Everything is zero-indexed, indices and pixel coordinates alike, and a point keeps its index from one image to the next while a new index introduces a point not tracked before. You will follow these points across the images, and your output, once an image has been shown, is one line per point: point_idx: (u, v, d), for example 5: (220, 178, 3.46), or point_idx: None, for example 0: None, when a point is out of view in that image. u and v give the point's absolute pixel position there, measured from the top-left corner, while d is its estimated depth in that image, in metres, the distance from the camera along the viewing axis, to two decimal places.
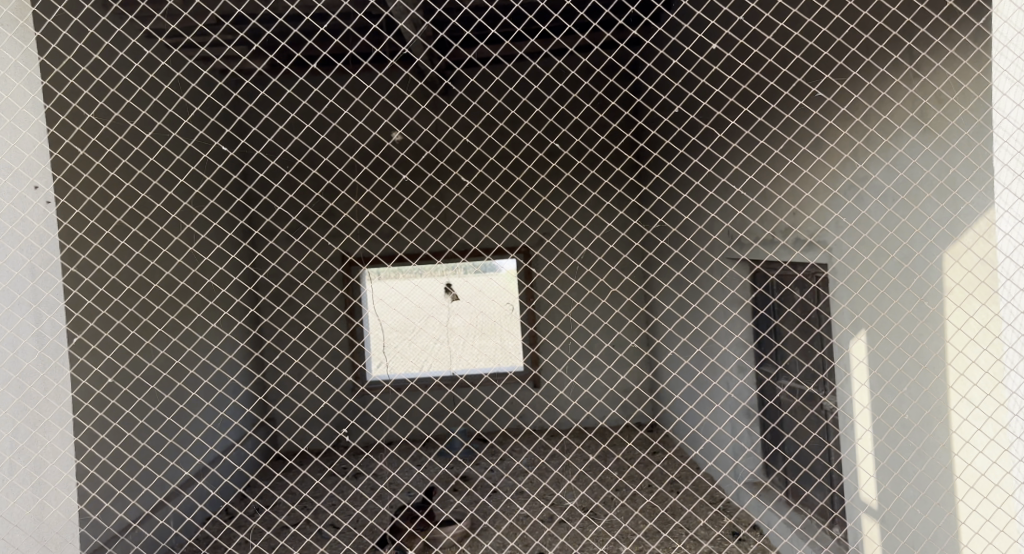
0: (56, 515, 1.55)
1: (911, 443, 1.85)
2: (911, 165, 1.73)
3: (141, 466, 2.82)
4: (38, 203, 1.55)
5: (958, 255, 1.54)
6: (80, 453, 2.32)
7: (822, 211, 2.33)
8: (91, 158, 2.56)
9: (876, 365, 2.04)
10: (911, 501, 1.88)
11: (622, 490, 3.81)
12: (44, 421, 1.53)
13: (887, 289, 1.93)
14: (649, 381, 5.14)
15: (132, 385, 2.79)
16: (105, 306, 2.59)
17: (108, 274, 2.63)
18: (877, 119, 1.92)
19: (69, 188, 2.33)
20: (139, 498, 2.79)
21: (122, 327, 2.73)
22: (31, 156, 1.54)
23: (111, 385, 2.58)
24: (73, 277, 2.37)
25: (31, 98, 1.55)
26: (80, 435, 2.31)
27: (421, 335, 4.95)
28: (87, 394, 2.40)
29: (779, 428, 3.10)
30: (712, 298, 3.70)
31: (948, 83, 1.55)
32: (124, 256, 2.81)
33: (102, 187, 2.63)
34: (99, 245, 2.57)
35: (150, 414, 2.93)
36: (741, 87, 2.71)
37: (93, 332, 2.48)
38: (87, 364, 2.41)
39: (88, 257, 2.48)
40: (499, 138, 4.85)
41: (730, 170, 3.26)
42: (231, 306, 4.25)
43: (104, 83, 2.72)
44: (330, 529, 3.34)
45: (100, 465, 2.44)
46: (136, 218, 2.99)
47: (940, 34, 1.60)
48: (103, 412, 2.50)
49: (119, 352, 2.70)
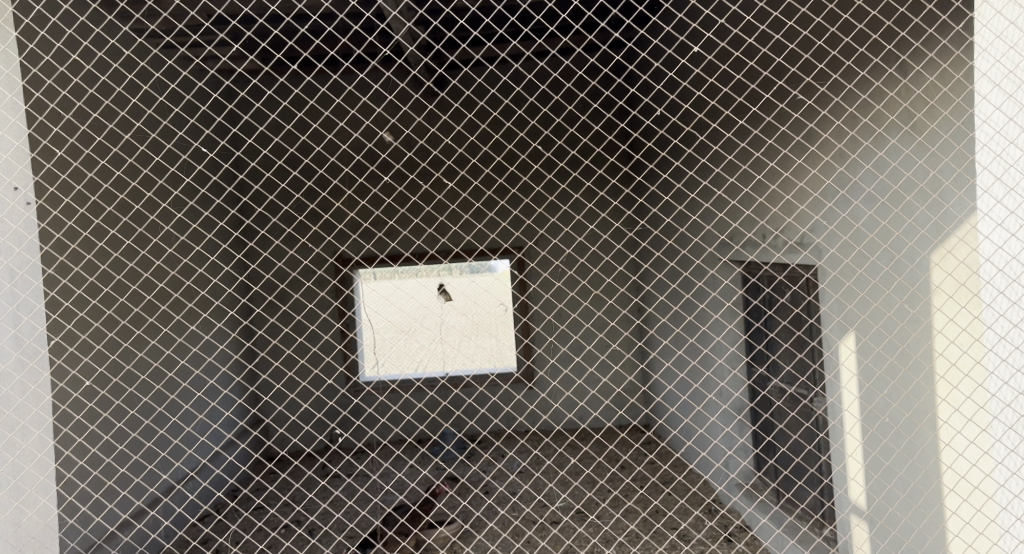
0: (33, 521, 1.53)
1: (897, 444, 1.86)
2: (896, 163, 1.74)
3: (122, 469, 2.80)
4: (18, 205, 1.53)
5: (941, 257, 1.55)
6: (62, 459, 2.30)
7: (806, 213, 2.36)
8: (73, 159, 2.54)
9: (862, 365, 2.06)
10: (897, 502, 1.89)
11: (608, 491, 3.82)
12: (21, 426, 1.51)
13: (871, 289, 1.95)
14: (640, 380, 5.16)
15: (114, 387, 2.78)
16: (85, 307, 2.57)
17: (87, 277, 2.59)
18: (859, 122, 1.94)
19: (53, 188, 2.32)
20: (118, 502, 2.76)
21: (103, 328, 2.71)
22: (9, 158, 1.52)
23: (91, 389, 2.56)
24: (58, 279, 2.37)
25: (12, 101, 1.53)
26: (57, 438, 2.27)
27: (415, 337, 4.89)
28: (71, 398, 2.39)
29: (765, 429, 3.11)
30: (700, 298, 3.71)
31: (933, 81, 1.55)
32: (105, 258, 2.80)
33: (85, 189, 2.62)
34: (78, 248, 2.52)
35: (129, 420, 2.89)
36: (726, 88, 2.73)
37: (72, 335, 2.46)
38: (68, 368, 2.39)
39: (70, 259, 2.47)
40: (490, 140, 4.86)
41: (717, 172, 3.27)
42: (217, 307, 4.23)
43: (82, 78, 2.65)
44: (314, 533, 3.32)
45: (83, 469, 2.43)
46: (119, 219, 2.94)
47: (919, 37, 1.61)
48: (81, 416, 2.47)
49: (103, 354, 2.71)
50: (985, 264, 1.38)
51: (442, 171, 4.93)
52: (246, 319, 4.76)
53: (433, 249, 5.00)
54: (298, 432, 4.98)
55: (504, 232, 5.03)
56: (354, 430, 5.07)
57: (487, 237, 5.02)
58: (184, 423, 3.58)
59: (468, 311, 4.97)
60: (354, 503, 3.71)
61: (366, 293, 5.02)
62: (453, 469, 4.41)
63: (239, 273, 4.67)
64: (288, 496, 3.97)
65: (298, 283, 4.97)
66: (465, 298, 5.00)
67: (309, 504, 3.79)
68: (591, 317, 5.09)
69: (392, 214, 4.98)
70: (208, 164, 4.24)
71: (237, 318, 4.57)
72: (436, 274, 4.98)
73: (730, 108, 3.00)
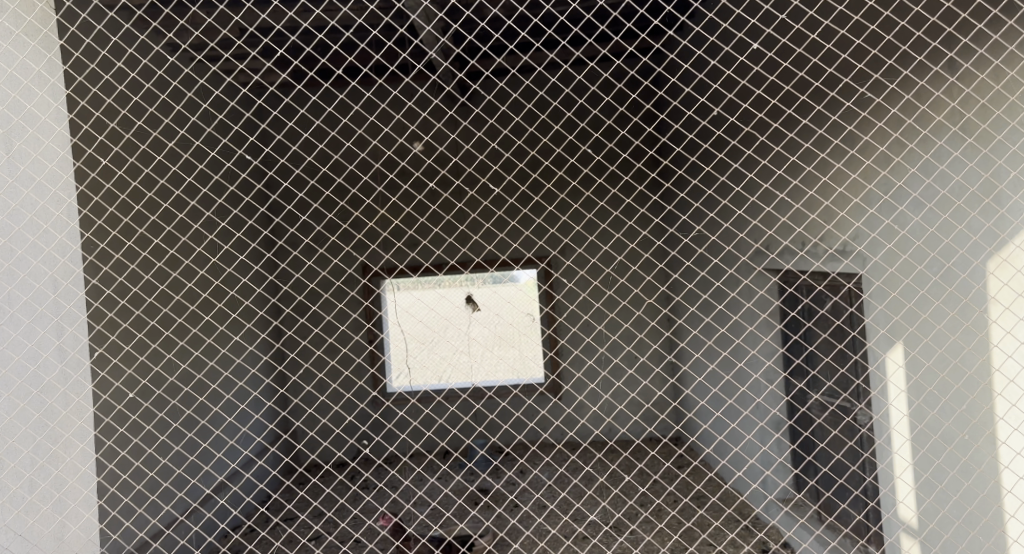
0: (74, 539, 1.58)
1: (955, 460, 1.75)
2: (952, 159, 1.66)
3: (190, 459, 3.05)
4: (58, 214, 1.61)
5: (1009, 265, 1.44)
6: (128, 468, 2.40)
7: (858, 205, 2.24)
8: (141, 164, 2.71)
9: (915, 381, 1.94)
10: (957, 523, 1.76)
11: (648, 503, 3.76)
12: (65, 437, 1.57)
13: (929, 302, 1.83)
14: (673, 393, 5.07)
15: (177, 391, 2.96)
16: (154, 318, 2.75)
17: (146, 295, 2.68)
18: (917, 117, 1.82)
19: (113, 202, 2.41)
20: (188, 490, 3.03)
21: (172, 336, 2.93)
22: (54, 166, 1.61)
23: (160, 396, 2.75)
24: (123, 287, 2.50)
25: (54, 110, 1.62)
26: (129, 431, 2.44)
27: (444, 345, 4.80)
28: (138, 407, 2.53)
29: (814, 437, 2.98)
30: (741, 299, 3.62)
31: (979, 59, 1.52)
32: (174, 265, 3.02)
33: (151, 195, 2.82)
34: (139, 265, 2.63)
35: (188, 437, 3.03)
36: (773, 85, 2.62)
37: (143, 344, 2.63)
38: (136, 376, 2.52)
39: (137, 268, 2.62)
40: (521, 146, 4.87)
41: (760, 168, 3.15)
42: (259, 312, 4.32)
43: (136, 92, 2.72)
44: (371, 537, 3.36)
45: (159, 462, 2.71)
46: (176, 238, 3.07)
47: (982, 19, 1.49)
48: (154, 424, 2.69)
49: (173, 362, 2.94)
50: None
51: (469, 180, 4.92)
52: (277, 330, 4.76)
53: (459, 257, 5.01)
54: (321, 446, 4.94)
55: (530, 238, 5.02)
56: (379, 441, 5.04)
57: (515, 243, 5.02)
58: (242, 423, 3.86)
59: (494, 320, 4.84)
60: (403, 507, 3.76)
61: (393, 302, 5.03)
62: (482, 482, 4.35)
63: (271, 283, 4.70)
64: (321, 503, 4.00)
65: (327, 293, 4.99)
66: (492, 307, 4.86)
67: (342, 512, 3.82)
68: (620, 326, 5.03)
69: (415, 222, 4.96)
70: (249, 170, 4.31)
71: (269, 329, 4.60)
72: (462, 284, 4.94)
73: (766, 107, 2.95)
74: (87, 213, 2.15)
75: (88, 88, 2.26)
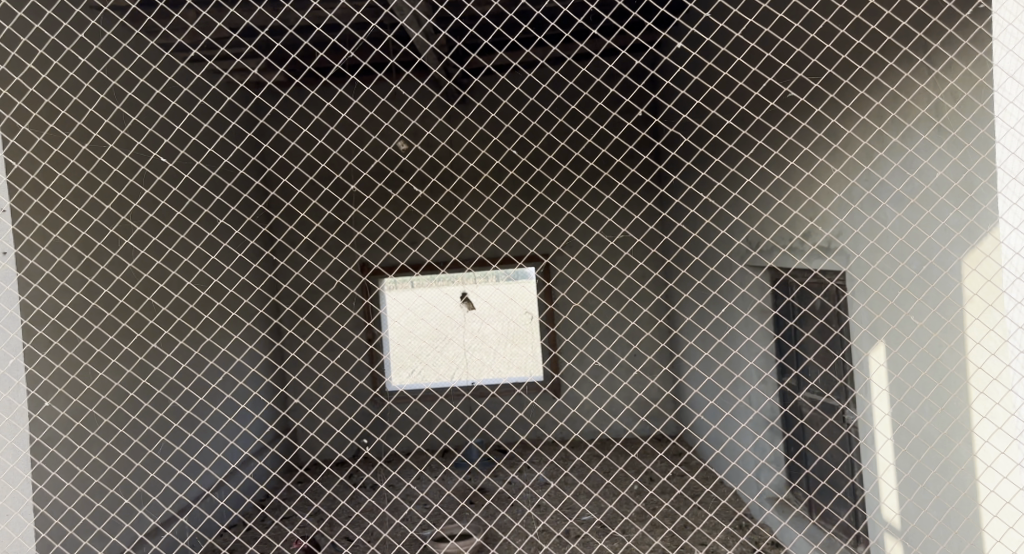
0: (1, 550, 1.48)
1: (935, 468, 1.69)
2: (915, 158, 1.60)
3: (154, 470, 2.99)
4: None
5: (973, 263, 1.39)
6: (81, 481, 2.35)
7: (838, 195, 2.13)
8: (85, 164, 2.57)
9: (896, 385, 1.88)
10: (937, 531, 1.70)
11: (635, 505, 3.70)
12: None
13: (903, 293, 1.75)
14: (663, 390, 5.01)
15: (128, 403, 2.81)
16: (98, 322, 2.60)
17: (89, 299, 2.53)
18: (883, 112, 1.77)
19: (76, 202, 2.41)
20: (157, 499, 3.00)
21: (116, 342, 2.74)
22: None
23: (104, 402, 2.57)
24: (69, 293, 2.38)
25: None
26: (85, 444, 2.40)
27: (455, 342, 4.91)
28: (91, 422, 2.47)
29: (798, 436, 2.92)
30: (726, 296, 3.57)
31: (931, 53, 1.50)
32: (123, 262, 2.89)
33: (97, 195, 2.67)
34: (81, 270, 2.49)
35: (150, 453, 2.98)
36: (746, 77, 2.59)
37: (86, 349, 2.48)
38: (88, 377, 2.44)
39: (81, 272, 2.48)
40: (507, 143, 4.81)
41: (742, 160, 3.10)
42: (245, 310, 4.36)
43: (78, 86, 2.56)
44: (344, 543, 3.32)
45: (108, 474, 2.58)
46: (121, 240, 2.90)
47: (935, 12, 1.47)
48: (97, 433, 2.53)
49: (126, 358, 2.82)
50: (1005, 270, 1.25)
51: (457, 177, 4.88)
52: (269, 329, 4.80)
53: (448, 256, 4.96)
54: (317, 441, 4.99)
55: (519, 236, 4.97)
56: (372, 439, 5.04)
57: (504, 242, 4.96)
58: (217, 426, 3.85)
59: (499, 318, 4.99)
60: (382, 511, 3.72)
61: (394, 299, 5.05)
62: (469, 480, 4.35)
63: (263, 282, 4.73)
64: (303, 505, 4.01)
65: (317, 294, 5.01)
66: (490, 306, 5.00)
67: (321, 514, 3.81)
68: (608, 324, 4.99)
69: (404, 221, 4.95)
70: (233, 169, 4.34)
71: (261, 326, 4.65)
72: (462, 282, 4.97)
73: (746, 101, 2.89)
74: (44, 216, 2.17)
75: (48, 89, 2.29)
